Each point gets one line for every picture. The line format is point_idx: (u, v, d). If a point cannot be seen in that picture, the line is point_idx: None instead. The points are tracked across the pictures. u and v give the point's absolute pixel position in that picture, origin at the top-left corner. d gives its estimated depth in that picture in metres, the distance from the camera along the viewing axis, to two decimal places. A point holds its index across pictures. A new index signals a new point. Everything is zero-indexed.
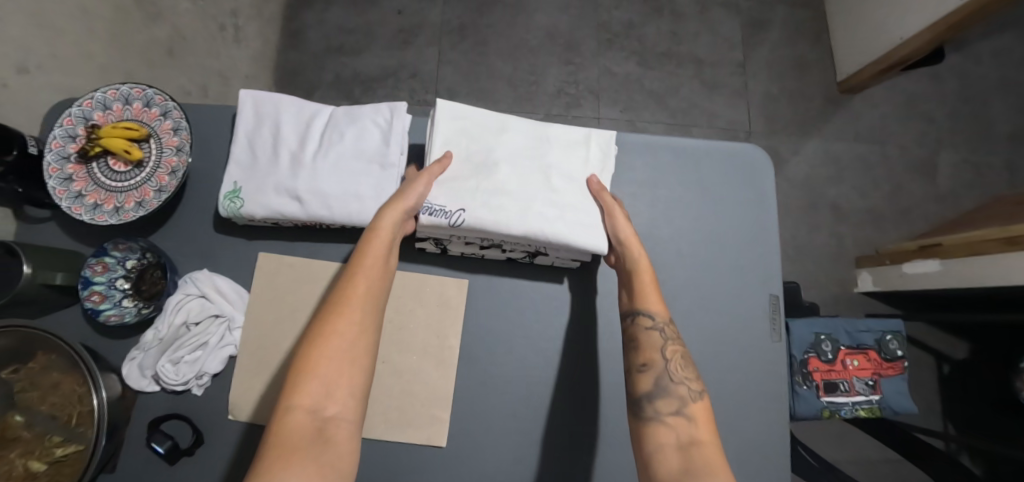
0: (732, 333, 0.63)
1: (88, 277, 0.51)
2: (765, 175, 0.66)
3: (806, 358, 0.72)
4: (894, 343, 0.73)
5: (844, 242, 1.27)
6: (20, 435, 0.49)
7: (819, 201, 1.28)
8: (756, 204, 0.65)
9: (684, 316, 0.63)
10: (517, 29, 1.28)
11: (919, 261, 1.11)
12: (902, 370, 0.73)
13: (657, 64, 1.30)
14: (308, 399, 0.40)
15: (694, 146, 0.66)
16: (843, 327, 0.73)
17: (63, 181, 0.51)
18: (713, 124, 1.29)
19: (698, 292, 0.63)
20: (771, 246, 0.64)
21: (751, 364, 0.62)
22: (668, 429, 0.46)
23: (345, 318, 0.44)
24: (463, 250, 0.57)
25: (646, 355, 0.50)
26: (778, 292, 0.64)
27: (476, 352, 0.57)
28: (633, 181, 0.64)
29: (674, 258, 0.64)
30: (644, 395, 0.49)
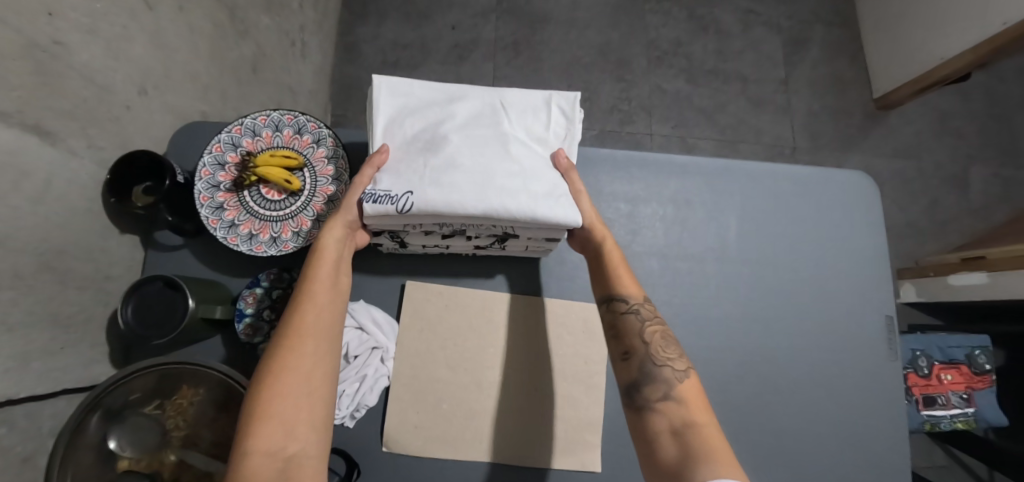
0: (853, 353, 0.63)
1: (241, 309, 0.51)
2: (876, 202, 0.67)
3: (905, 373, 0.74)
4: (982, 357, 0.74)
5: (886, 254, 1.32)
6: (178, 475, 0.47)
7: None
8: (871, 230, 0.66)
9: (808, 337, 0.63)
10: (570, 46, 1.30)
11: (965, 274, 1.14)
12: (991, 384, 0.74)
13: (705, 81, 1.33)
14: (266, 442, 0.38)
15: (814, 173, 0.66)
16: (934, 343, 0.75)
17: (215, 210, 0.50)
18: (760, 140, 1.32)
19: (819, 314, 0.64)
20: (885, 270, 0.65)
21: (873, 382, 0.63)
22: (661, 416, 0.46)
23: (296, 354, 0.42)
24: (423, 241, 0.53)
25: (626, 343, 0.50)
26: (892, 312, 0.65)
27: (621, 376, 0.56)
28: (755, 208, 0.64)
29: (798, 280, 0.64)
30: (633, 385, 0.48)
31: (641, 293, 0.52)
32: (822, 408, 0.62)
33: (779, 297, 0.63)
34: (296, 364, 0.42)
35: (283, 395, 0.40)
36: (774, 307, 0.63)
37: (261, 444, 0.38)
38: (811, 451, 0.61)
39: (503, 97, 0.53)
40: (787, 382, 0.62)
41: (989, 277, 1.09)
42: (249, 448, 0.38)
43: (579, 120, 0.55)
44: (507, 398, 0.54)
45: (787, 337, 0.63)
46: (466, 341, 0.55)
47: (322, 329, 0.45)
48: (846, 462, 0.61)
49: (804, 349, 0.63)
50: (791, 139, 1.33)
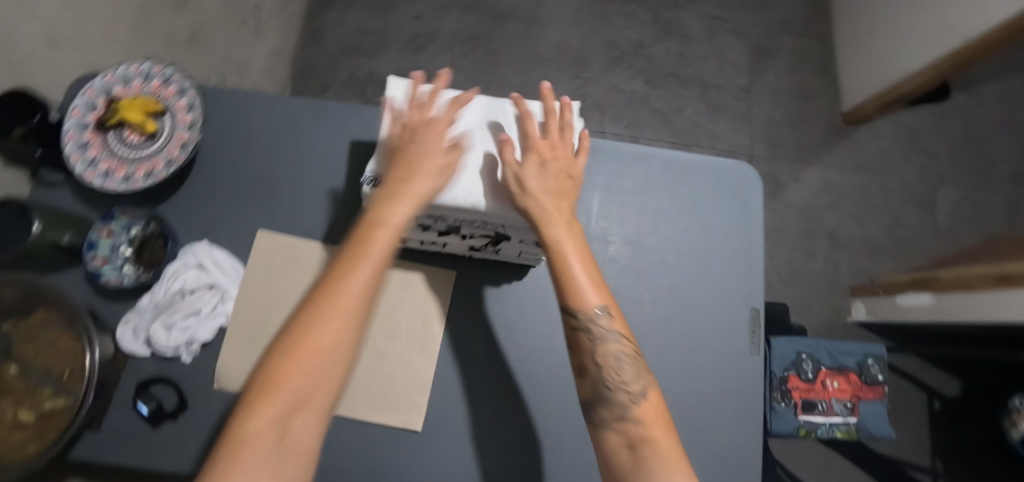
0: (715, 344, 0.62)
1: (93, 240, 0.54)
2: (753, 193, 0.66)
3: (786, 376, 0.69)
4: (875, 367, 0.72)
5: (840, 270, 1.28)
6: (14, 384, 0.52)
7: (817, 228, 1.30)
8: (748, 221, 0.65)
9: (670, 322, 0.62)
10: (529, 42, 1.32)
11: (912, 294, 1.11)
12: (881, 395, 0.72)
13: (664, 84, 1.33)
14: (274, 408, 0.35)
15: (698, 162, 0.66)
16: (825, 347, 0.71)
17: (79, 147, 0.54)
18: (715, 146, 1.30)
19: (683, 299, 0.62)
20: (755, 260, 0.64)
21: (731, 375, 0.61)
22: (617, 434, 0.46)
23: (329, 318, 0.39)
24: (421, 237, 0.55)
25: (578, 361, 0.49)
26: (758, 305, 0.63)
27: (457, 340, 0.57)
28: (621, 189, 0.64)
29: (665, 265, 0.63)
30: (589, 401, 0.48)
31: (607, 298, 0.49)
32: (674, 394, 0.60)
33: (643, 279, 0.62)
34: (323, 330, 0.38)
35: (300, 367, 0.37)
36: (636, 288, 0.62)
37: (260, 416, 0.35)
38: None
39: (510, 102, 0.52)
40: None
41: (935, 298, 1.06)
42: (251, 414, 0.35)
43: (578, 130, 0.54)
44: None
45: (646, 319, 0.61)
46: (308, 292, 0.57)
47: (358, 294, 0.40)
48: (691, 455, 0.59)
49: (665, 333, 0.61)
50: (748, 147, 1.31)
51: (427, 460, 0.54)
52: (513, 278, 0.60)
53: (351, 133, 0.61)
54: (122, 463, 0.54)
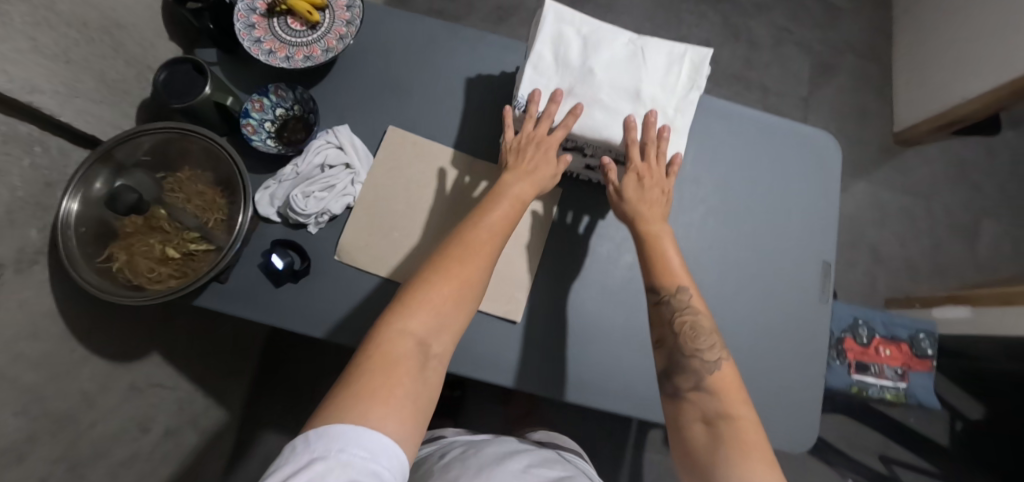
0: (784, 290, 0.66)
1: (247, 110, 0.59)
2: (831, 159, 0.71)
3: (841, 337, 0.75)
4: (925, 341, 0.75)
5: (877, 284, 1.32)
6: (162, 226, 0.56)
7: (859, 240, 1.34)
8: (826, 187, 0.70)
9: (743, 266, 0.66)
10: None
11: (950, 307, 1.15)
12: (931, 368, 0.74)
13: (726, 84, 1.39)
14: (415, 329, 0.43)
15: (786, 129, 0.71)
16: (878, 317, 0.76)
17: (247, 27, 0.60)
18: None
19: (757, 249, 0.67)
20: (830, 219, 0.69)
21: (797, 320, 0.65)
22: (692, 404, 0.48)
23: (459, 264, 0.47)
24: None
25: (658, 332, 0.53)
26: (831, 259, 0.67)
27: (555, 250, 0.63)
28: (713, 139, 0.69)
29: (743, 216, 0.68)
30: (665, 372, 0.51)
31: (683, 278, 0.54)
32: (739, 330, 0.64)
33: (721, 226, 0.67)
34: (457, 270, 0.46)
35: (439, 299, 0.44)
36: (714, 231, 0.67)
37: (409, 330, 0.42)
38: None
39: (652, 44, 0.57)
40: (712, 300, 0.65)
41: (973, 311, 1.10)
42: (398, 331, 0.42)
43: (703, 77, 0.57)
44: None
45: (720, 261, 0.66)
46: (430, 188, 0.62)
47: (485, 248, 0.49)
48: (758, 384, 0.63)
49: (737, 276, 0.66)
50: None
51: (521, 352, 0.59)
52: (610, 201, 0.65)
53: (478, 55, 0.67)
54: (247, 316, 0.58)
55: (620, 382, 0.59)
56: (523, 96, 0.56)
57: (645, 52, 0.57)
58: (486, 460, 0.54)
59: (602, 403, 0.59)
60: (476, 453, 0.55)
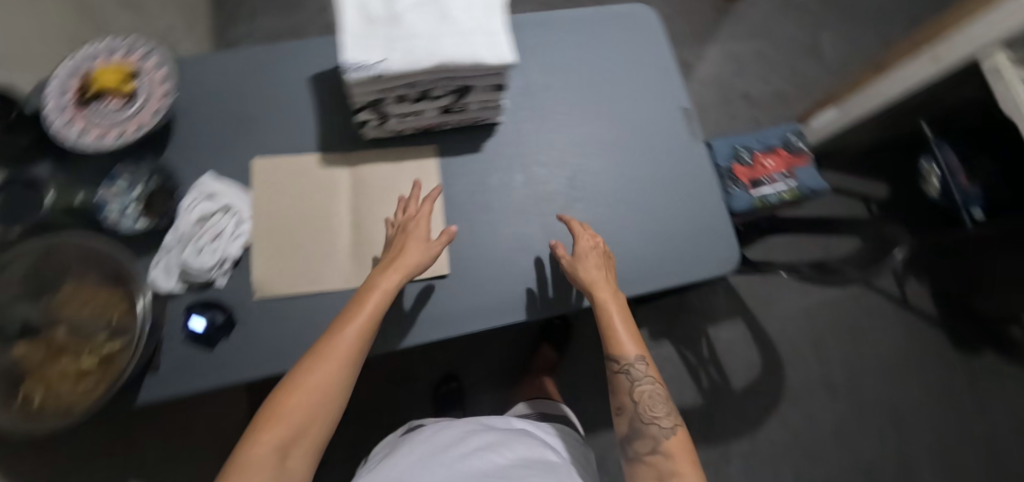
0: (662, 143, 0.71)
1: (104, 201, 0.58)
2: (651, 23, 0.77)
3: (730, 166, 0.82)
4: (795, 140, 0.85)
5: (762, 123, 1.46)
6: (71, 342, 0.55)
7: (732, 94, 1.48)
8: (656, 45, 0.76)
9: (619, 139, 0.71)
10: None
11: (821, 114, 1.31)
12: (810, 159, 0.84)
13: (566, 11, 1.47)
14: (272, 436, 0.42)
15: (602, 11, 0.76)
16: (751, 138, 0.84)
17: (65, 123, 0.58)
18: None
19: (624, 120, 0.71)
20: (671, 73, 0.75)
21: (682, 162, 0.71)
22: (648, 468, 0.53)
23: (322, 366, 0.45)
24: (401, 110, 0.59)
25: (619, 400, 0.58)
26: (686, 105, 0.73)
27: (456, 199, 0.66)
28: (548, 46, 0.73)
29: (600, 98, 0.72)
30: (625, 435, 0.57)
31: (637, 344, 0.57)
32: (639, 193, 0.69)
33: (585, 114, 0.71)
34: (319, 371, 0.45)
35: (293, 409, 0.43)
36: (582, 119, 0.71)
37: (265, 439, 0.42)
38: (641, 229, 0.67)
39: None
40: (605, 179, 0.69)
41: (839, 108, 1.26)
42: (255, 442, 0.41)
43: None
44: (356, 233, 0.63)
45: (597, 144, 0.70)
46: (314, 197, 0.63)
47: (350, 350, 0.47)
48: (676, 231, 0.68)
49: (618, 150, 0.70)
50: None
51: (464, 299, 0.62)
52: (482, 134, 0.68)
53: (307, 61, 0.68)
54: (199, 389, 0.57)
55: (559, 282, 0.63)
56: (348, 56, 0.52)
57: None
58: (440, 444, 0.57)
59: (552, 309, 0.63)
60: (434, 437, 0.59)
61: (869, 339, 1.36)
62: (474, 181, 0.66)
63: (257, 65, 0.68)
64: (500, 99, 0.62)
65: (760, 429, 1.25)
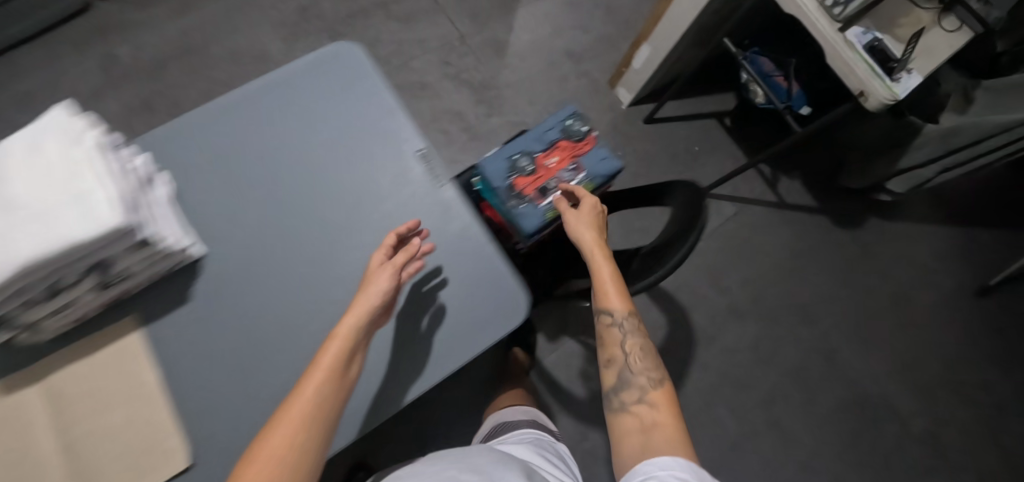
0: (406, 200, 0.61)
1: None
2: (353, 61, 0.65)
3: (512, 181, 0.71)
4: (576, 124, 0.75)
5: (593, 75, 1.39)
6: None
7: (554, 55, 1.39)
8: (366, 88, 0.64)
9: (353, 216, 0.60)
10: (200, 71, 1.23)
11: (637, 54, 1.25)
12: (595, 142, 0.75)
13: (349, 27, 1.32)
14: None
15: (287, 70, 0.63)
16: (527, 140, 0.74)
17: None
18: (427, 49, 1.33)
19: (352, 190, 0.61)
20: (392, 113, 0.63)
21: (435, 213, 0.61)
22: (633, 416, 0.54)
23: (302, 399, 0.41)
24: (41, 313, 0.47)
25: (608, 352, 0.60)
26: (419, 145, 0.63)
27: (180, 367, 0.54)
28: (232, 136, 0.60)
29: (316, 175, 0.60)
30: (612, 388, 0.58)
31: (621, 302, 0.58)
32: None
33: (302, 201, 0.59)
34: (274, 433, 0.39)
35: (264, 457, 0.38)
36: (304, 208, 0.59)
37: None
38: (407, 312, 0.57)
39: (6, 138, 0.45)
40: (349, 269, 0.58)
41: (650, 45, 1.21)
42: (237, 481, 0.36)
43: (85, 125, 0.46)
44: (57, 464, 0.49)
45: (328, 231, 0.59)
46: None
47: (308, 406, 0.41)
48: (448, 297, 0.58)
49: (355, 228, 0.59)
50: (456, 30, 1.36)
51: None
52: (187, 279, 0.56)
53: None
54: None
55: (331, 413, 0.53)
56: None
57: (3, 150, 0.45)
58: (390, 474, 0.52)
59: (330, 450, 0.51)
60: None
61: (760, 249, 1.36)
62: (192, 337, 0.54)
63: None
64: (166, 249, 0.50)
65: (687, 381, 1.23)
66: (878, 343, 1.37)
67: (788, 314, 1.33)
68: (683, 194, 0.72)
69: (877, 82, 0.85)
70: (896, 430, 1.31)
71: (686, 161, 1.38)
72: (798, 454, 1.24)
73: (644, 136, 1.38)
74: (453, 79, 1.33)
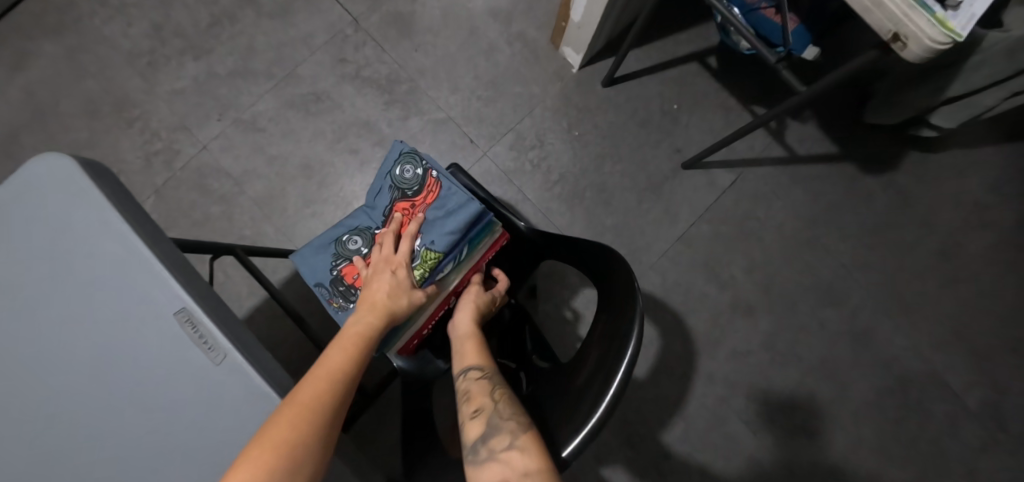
0: (182, 381, 0.42)
1: None
2: (67, 186, 0.44)
3: (341, 271, 0.60)
4: (405, 171, 0.63)
5: (528, 35, 1.09)
6: None
7: (475, 19, 1.08)
8: (92, 219, 0.44)
9: (113, 419, 0.42)
10: (56, 135, 1.03)
11: (575, 2, 0.93)
12: (432, 185, 0.62)
13: (216, 41, 1.06)
14: None
15: None
16: (359, 215, 0.64)
17: None
18: (315, 47, 1.06)
19: (106, 380, 0.42)
20: (133, 258, 0.43)
21: (232, 393, 0.42)
22: (501, 468, 0.36)
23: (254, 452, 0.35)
24: None
25: (476, 400, 0.44)
26: (182, 302, 0.43)
27: None
28: None
29: (39, 371, 0.42)
30: (477, 440, 0.40)
31: (482, 361, 0.49)
32: None
33: (36, 413, 0.41)
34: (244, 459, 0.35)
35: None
36: (39, 424, 0.41)
37: None
38: None
39: None
40: None
41: None
42: None
43: None
44: None
45: (82, 451, 0.41)
46: None
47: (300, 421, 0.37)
48: None
49: (122, 438, 0.41)
50: (345, 14, 1.07)
51: None
52: None
53: None
54: None
55: None
56: None
57: None
58: None
59: None
60: None
61: (766, 222, 1.09)
62: None
63: None
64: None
65: (689, 400, 1.03)
66: (930, 309, 1.10)
67: (808, 295, 1.08)
68: (615, 270, 0.50)
69: (923, 14, 0.54)
70: (959, 411, 1.06)
71: (662, 125, 1.09)
72: (836, 462, 1.03)
73: (604, 103, 1.08)
74: (352, 79, 1.06)
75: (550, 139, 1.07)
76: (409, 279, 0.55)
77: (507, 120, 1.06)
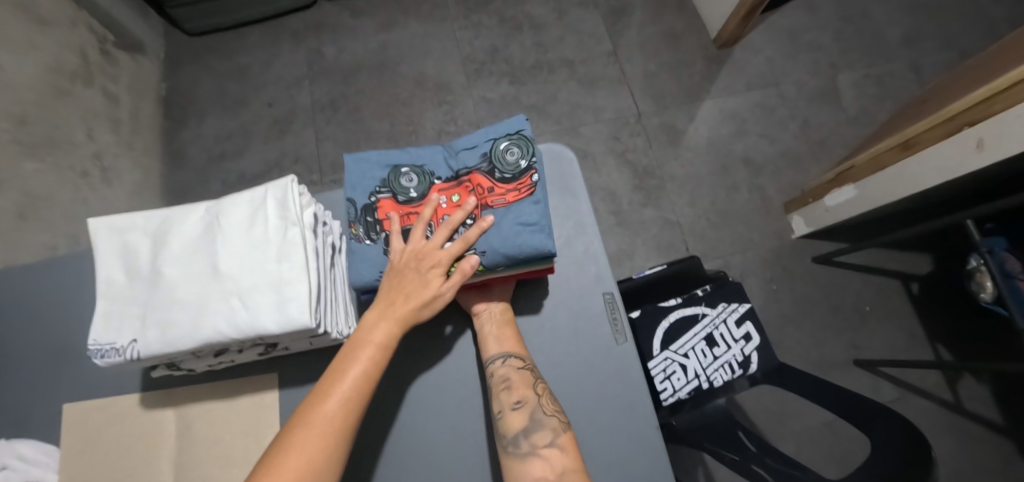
0: (575, 346, 0.54)
1: None
2: (570, 172, 0.60)
3: (376, 201, 0.51)
4: (510, 151, 0.51)
5: (768, 193, 1.25)
6: None
7: (731, 160, 1.26)
8: (572, 200, 0.59)
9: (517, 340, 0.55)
10: (386, 87, 1.29)
11: (837, 191, 1.08)
12: (528, 190, 0.49)
13: (530, 78, 1.30)
14: None
15: None
16: (434, 155, 0.53)
17: None
18: (601, 118, 1.28)
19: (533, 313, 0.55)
20: (588, 241, 0.57)
21: (611, 371, 0.53)
22: (544, 463, 0.45)
23: (296, 443, 0.38)
24: (205, 363, 0.47)
25: (522, 391, 0.48)
26: (611, 289, 0.55)
27: None
28: None
29: None
30: (519, 432, 0.46)
31: (519, 346, 0.51)
32: None
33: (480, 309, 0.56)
34: (293, 449, 0.37)
35: None
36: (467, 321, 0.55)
37: None
38: None
39: (246, 191, 0.45)
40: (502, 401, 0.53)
41: (857, 188, 1.03)
42: None
43: (307, 203, 0.45)
44: None
45: None
46: (145, 458, 0.52)
47: (320, 435, 0.38)
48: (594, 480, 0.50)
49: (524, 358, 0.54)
50: (634, 106, 1.29)
51: None
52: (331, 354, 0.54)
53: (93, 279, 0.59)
54: None
55: None
56: (95, 340, 0.41)
57: (219, 204, 0.45)
58: None
59: None
60: None
61: None
62: None
63: (52, 296, 0.59)
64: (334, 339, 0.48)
65: None
66: None
67: None
68: (891, 446, 0.56)
69: None
70: None
71: (850, 319, 1.18)
72: None
73: (808, 276, 1.20)
74: (616, 156, 1.25)
75: (749, 280, 1.19)
76: (436, 276, 0.46)
77: (722, 247, 1.20)
